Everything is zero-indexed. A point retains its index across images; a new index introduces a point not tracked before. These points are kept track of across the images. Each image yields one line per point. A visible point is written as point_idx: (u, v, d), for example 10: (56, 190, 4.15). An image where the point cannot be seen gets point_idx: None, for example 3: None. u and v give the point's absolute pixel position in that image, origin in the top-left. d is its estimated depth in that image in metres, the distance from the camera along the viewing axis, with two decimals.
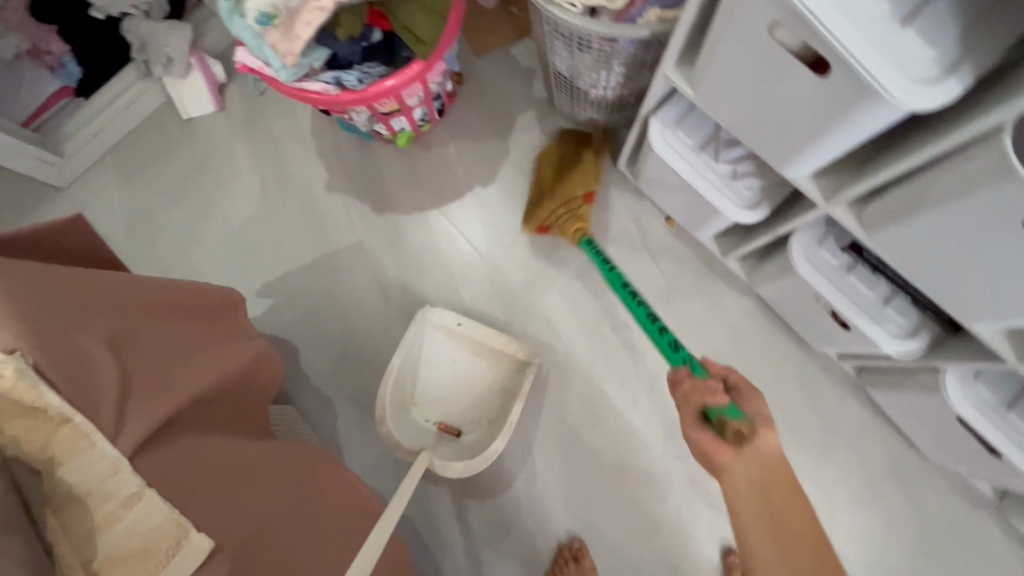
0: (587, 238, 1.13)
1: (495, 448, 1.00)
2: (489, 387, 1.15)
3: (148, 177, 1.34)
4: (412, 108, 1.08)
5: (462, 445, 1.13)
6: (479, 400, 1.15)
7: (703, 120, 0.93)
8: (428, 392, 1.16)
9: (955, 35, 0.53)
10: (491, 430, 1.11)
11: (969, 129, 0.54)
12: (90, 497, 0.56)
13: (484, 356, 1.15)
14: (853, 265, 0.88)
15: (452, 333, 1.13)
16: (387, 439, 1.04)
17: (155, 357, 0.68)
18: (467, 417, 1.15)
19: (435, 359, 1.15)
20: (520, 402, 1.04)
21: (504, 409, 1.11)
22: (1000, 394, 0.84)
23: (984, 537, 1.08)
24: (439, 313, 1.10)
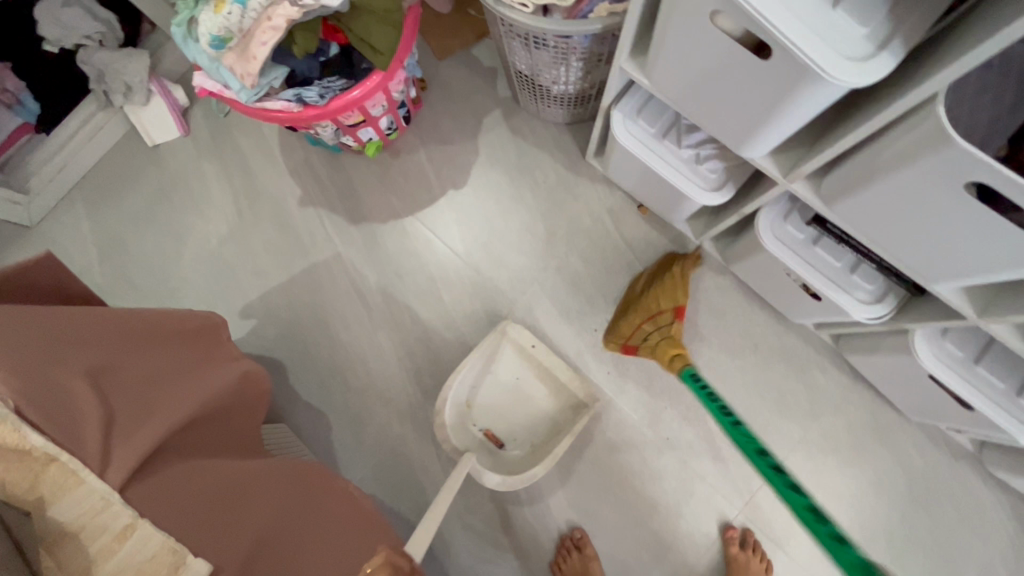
0: (689, 368, 1.07)
1: (535, 473, 1.05)
2: (543, 415, 1.17)
3: (117, 207, 1.33)
4: (377, 118, 1.08)
5: (501, 456, 1.14)
6: (530, 422, 1.17)
7: (662, 108, 0.96)
8: (484, 398, 1.17)
9: (884, 10, 0.56)
10: (535, 457, 1.13)
11: (907, 98, 0.57)
12: (83, 533, 0.57)
13: (547, 381, 1.17)
14: (818, 237, 0.90)
15: (524, 354, 1.16)
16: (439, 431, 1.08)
17: (138, 387, 0.69)
18: (513, 435, 1.17)
19: (501, 371, 1.18)
20: (570, 437, 1.07)
21: (553, 440, 1.13)
22: (966, 350, 0.87)
23: (966, 488, 1.12)
24: (517, 330, 1.14)
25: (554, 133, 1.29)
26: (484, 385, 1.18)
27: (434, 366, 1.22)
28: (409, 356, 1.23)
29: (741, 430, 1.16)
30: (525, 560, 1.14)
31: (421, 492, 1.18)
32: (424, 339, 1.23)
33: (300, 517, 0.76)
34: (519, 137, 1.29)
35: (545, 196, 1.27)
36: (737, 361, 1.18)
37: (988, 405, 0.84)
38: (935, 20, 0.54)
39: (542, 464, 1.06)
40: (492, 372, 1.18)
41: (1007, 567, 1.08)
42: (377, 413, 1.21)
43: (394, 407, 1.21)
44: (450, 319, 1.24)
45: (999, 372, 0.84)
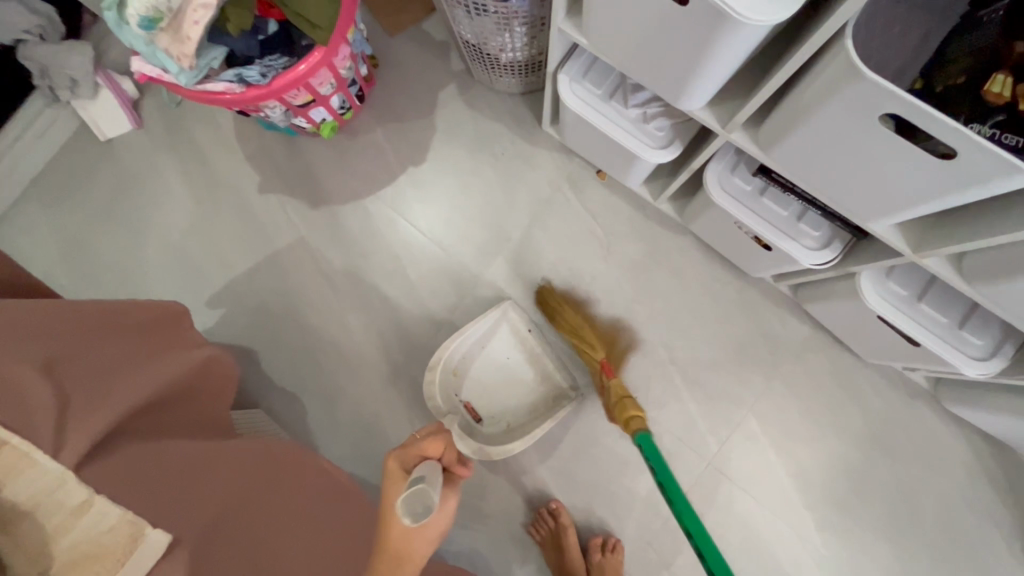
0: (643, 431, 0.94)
1: (510, 448, 1.10)
2: (527, 397, 1.19)
3: (75, 205, 1.31)
4: (326, 97, 1.09)
5: (480, 429, 1.17)
6: (513, 400, 1.19)
7: (609, 69, 0.96)
8: (473, 372, 1.19)
9: None
10: (511, 437, 1.16)
11: (823, 30, 0.58)
12: (38, 511, 0.55)
13: (535, 368, 1.18)
14: (765, 187, 0.92)
15: (519, 336, 1.18)
16: (427, 386, 1.14)
17: (91, 374, 0.69)
18: (493, 414, 1.19)
19: (494, 350, 1.19)
20: (550, 422, 1.10)
21: (533, 422, 1.16)
22: (910, 288, 0.89)
23: (925, 425, 1.16)
24: (517, 311, 1.16)
25: (510, 104, 1.29)
26: (476, 360, 1.19)
27: (405, 342, 1.23)
28: (379, 334, 1.24)
29: (707, 385, 1.19)
30: (501, 524, 1.17)
31: None
32: (393, 317, 1.24)
33: (264, 499, 0.77)
34: (476, 111, 1.29)
35: (504, 167, 1.27)
36: (700, 319, 1.21)
37: (930, 339, 0.87)
38: None
39: (521, 441, 1.10)
40: (485, 349, 1.19)
41: (965, 496, 1.13)
42: (350, 392, 1.22)
43: (367, 385, 1.22)
44: (417, 297, 1.25)
45: (940, 307, 0.88)
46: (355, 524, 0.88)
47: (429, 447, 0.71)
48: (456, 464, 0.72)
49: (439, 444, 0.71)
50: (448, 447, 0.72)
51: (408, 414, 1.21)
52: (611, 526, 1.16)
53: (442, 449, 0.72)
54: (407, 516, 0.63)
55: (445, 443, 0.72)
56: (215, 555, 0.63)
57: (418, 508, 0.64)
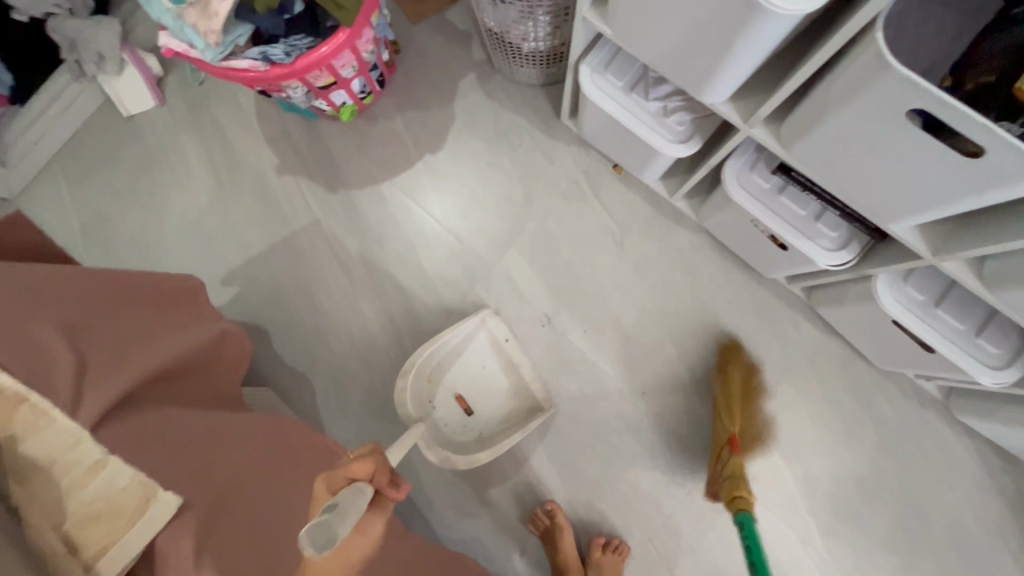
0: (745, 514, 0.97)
1: (479, 458, 1.09)
2: (501, 407, 1.18)
3: (96, 179, 1.33)
4: (348, 80, 1.10)
5: (452, 437, 1.15)
6: (487, 410, 1.18)
7: (631, 60, 0.95)
8: (448, 381, 1.17)
9: None
10: (482, 447, 1.14)
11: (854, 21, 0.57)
12: (56, 467, 0.56)
13: (511, 378, 1.18)
14: (783, 186, 0.91)
15: (496, 347, 1.17)
16: (399, 392, 1.10)
17: (108, 341, 0.70)
18: (466, 421, 1.17)
19: (470, 359, 1.18)
20: (521, 433, 1.11)
21: (504, 432, 1.15)
22: (927, 293, 0.88)
23: (936, 436, 1.15)
24: (496, 321, 1.16)
25: (530, 96, 1.29)
26: (452, 369, 1.18)
27: (415, 329, 1.24)
28: (390, 319, 1.24)
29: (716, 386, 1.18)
30: (502, 515, 1.17)
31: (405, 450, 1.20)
32: (405, 303, 1.25)
33: (277, 467, 0.77)
34: (495, 102, 1.29)
35: (522, 159, 1.27)
36: (712, 319, 1.20)
37: (947, 346, 0.86)
38: None
39: (489, 452, 1.10)
40: (462, 357, 1.18)
41: (973, 509, 1.12)
42: (359, 376, 1.23)
43: (376, 369, 1.23)
44: (429, 284, 1.25)
45: (958, 314, 0.86)
46: None
47: (356, 470, 0.61)
48: (388, 487, 0.64)
49: (367, 466, 0.62)
50: (380, 471, 0.63)
51: None
52: (613, 521, 1.16)
53: (371, 472, 0.62)
54: (308, 550, 0.52)
55: (374, 465, 0.62)
56: (225, 518, 0.64)
57: (322, 539, 0.52)
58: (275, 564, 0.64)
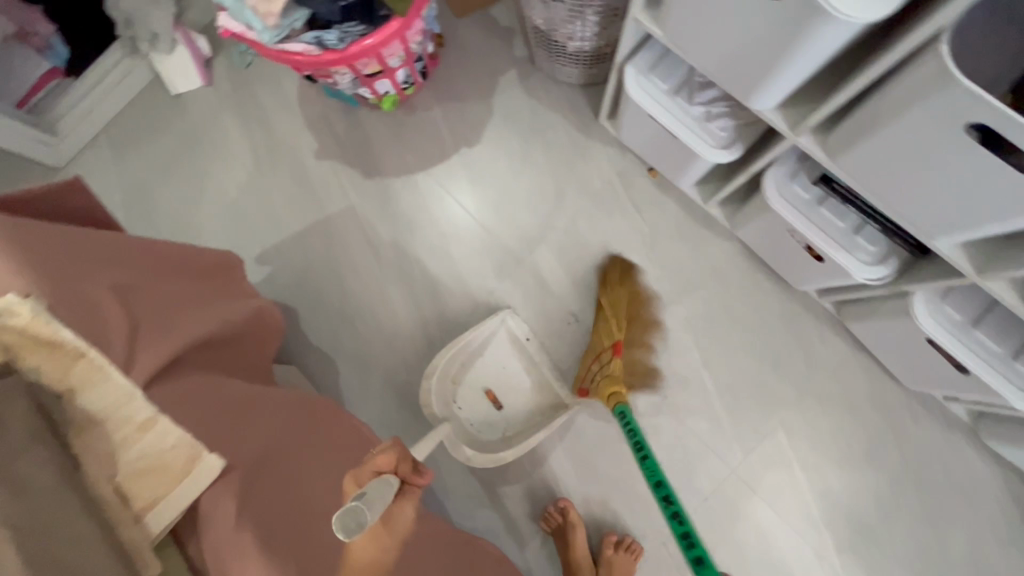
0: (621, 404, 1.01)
1: (506, 456, 1.11)
2: (526, 403, 1.19)
3: (141, 153, 1.36)
4: (394, 70, 1.12)
5: (478, 436, 1.17)
6: (513, 411, 1.19)
7: (677, 64, 0.97)
8: (471, 381, 1.20)
9: None
10: (507, 445, 1.16)
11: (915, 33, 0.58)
12: (108, 422, 0.58)
13: (533, 374, 1.19)
14: (824, 197, 0.91)
15: (517, 346, 1.19)
16: (423, 394, 1.14)
17: (157, 305, 0.73)
18: (492, 422, 1.18)
19: (492, 359, 1.20)
20: (546, 431, 1.12)
21: (530, 429, 1.17)
22: (965, 313, 0.88)
23: (960, 460, 1.13)
24: (515, 319, 1.18)
25: (569, 95, 1.30)
26: (473, 370, 1.20)
27: (441, 318, 1.25)
28: (417, 307, 1.26)
29: (738, 394, 1.18)
30: (516, 509, 1.18)
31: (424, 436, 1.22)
32: (433, 292, 1.26)
33: (314, 434, 0.78)
34: (534, 99, 1.30)
35: (556, 156, 1.28)
36: (738, 326, 1.20)
37: (984, 368, 0.85)
38: None
39: (514, 449, 1.12)
40: (484, 358, 1.20)
41: (995, 536, 1.10)
42: (383, 360, 1.25)
43: (401, 354, 1.25)
44: (458, 274, 1.26)
45: (996, 336, 0.86)
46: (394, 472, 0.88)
47: (380, 459, 0.60)
48: (412, 474, 0.62)
49: (390, 456, 0.61)
50: (403, 459, 0.62)
51: None
52: (627, 522, 1.16)
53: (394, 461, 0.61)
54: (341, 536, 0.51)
55: (397, 454, 0.61)
56: (266, 483, 0.65)
57: (354, 524, 0.52)
58: (315, 529, 0.65)
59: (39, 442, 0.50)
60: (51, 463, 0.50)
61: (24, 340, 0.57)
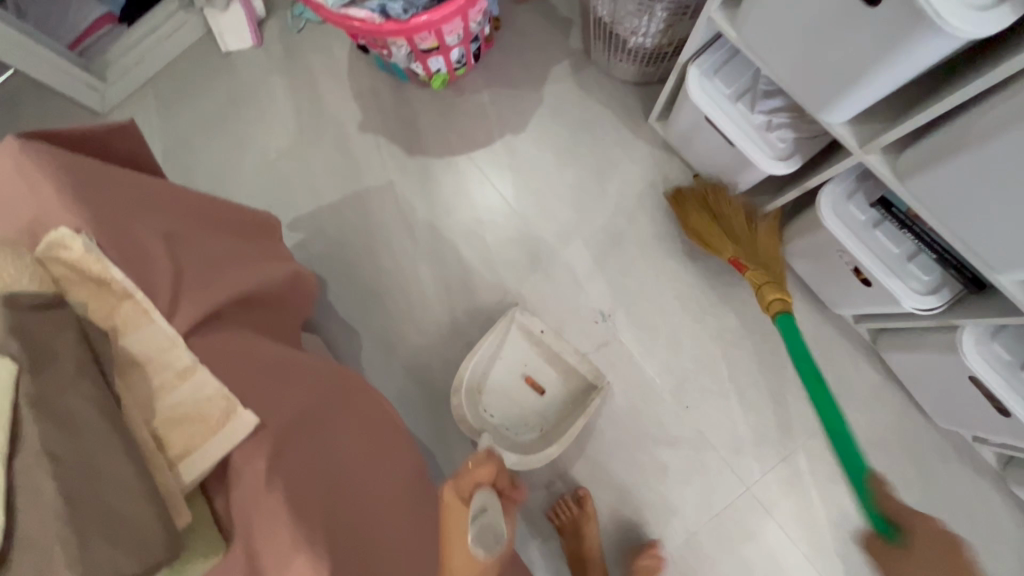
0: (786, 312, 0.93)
1: (550, 452, 1.08)
2: (553, 397, 1.18)
3: (186, 107, 1.36)
4: (450, 47, 1.11)
5: (515, 439, 1.14)
6: (540, 407, 1.18)
7: (742, 70, 0.95)
8: (494, 387, 1.18)
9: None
10: (545, 441, 1.13)
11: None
12: (149, 365, 0.58)
13: (556, 366, 1.18)
14: (880, 221, 0.89)
15: (533, 339, 1.16)
16: (457, 411, 1.11)
17: (201, 256, 0.72)
18: (526, 418, 1.18)
19: (511, 355, 1.19)
20: (586, 417, 1.08)
21: (566, 421, 1.14)
22: (1015, 354, 0.85)
23: (984, 505, 1.10)
24: (526, 316, 1.14)
25: (621, 92, 1.28)
26: (496, 368, 1.19)
27: (469, 303, 1.24)
28: (446, 289, 1.25)
29: (762, 411, 1.16)
30: (524, 501, 1.17)
31: (439, 419, 1.21)
32: (463, 276, 1.25)
33: (346, 403, 0.76)
34: (585, 92, 1.28)
35: (602, 152, 1.27)
36: (769, 343, 1.18)
37: None
38: None
39: (559, 444, 1.09)
40: (503, 357, 1.19)
41: None
42: (407, 338, 1.24)
43: (425, 334, 1.24)
44: (490, 260, 1.25)
45: None
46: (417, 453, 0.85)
47: (481, 474, 0.72)
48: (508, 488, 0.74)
49: (486, 468, 0.72)
50: (499, 473, 0.74)
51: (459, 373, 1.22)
52: (635, 528, 1.14)
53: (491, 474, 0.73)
54: (479, 543, 0.66)
55: (494, 469, 0.73)
56: (298, 445, 0.63)
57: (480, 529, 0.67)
58: (341, 498, 0.63)
59: (84, 377, 0.50)
60: (96, 399, 0.49)
61: (75, 277, 0.58)
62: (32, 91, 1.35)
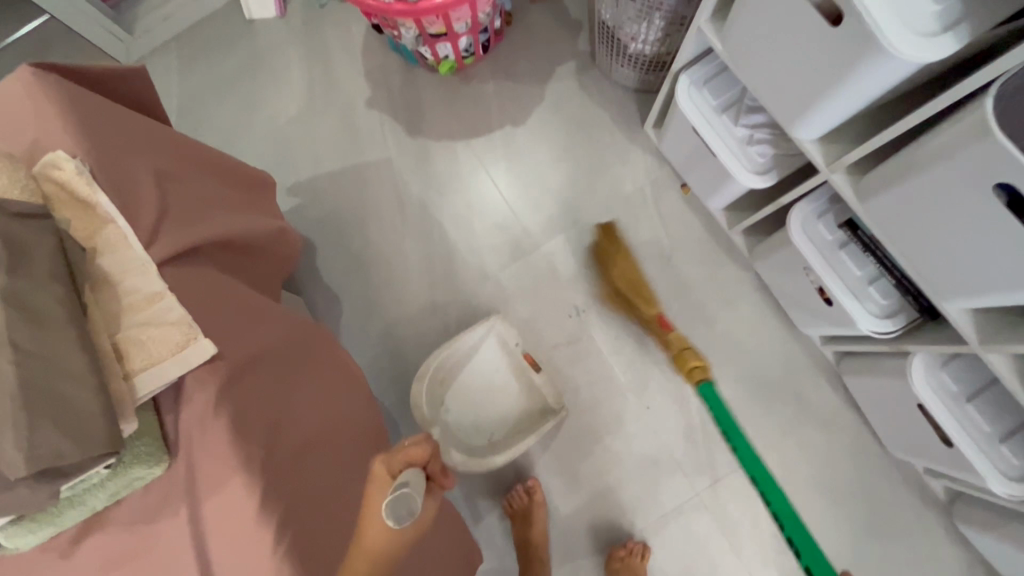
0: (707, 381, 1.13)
1: (491, 462, 1.11)
2: (510, 410, 1.20)
3: (205, 67, 1.42)
4: (458, 35, 1.16)
5: (465, 439, 1.18)
6: (497, 418, 1.20)
7: (731, 84, 0.98)
8: (459, 386, 1.21)
9: (940, 18, 0.57)
10: (491, 451, 1.17)
11: (974, 78, 0.58)
12: (121, 286, 0.62)
13: (522, 381, 1.20)
14: (846, 242, 0.91)
15: (505, 349, 1.19)
16: (415, 396, 1.14)
17: (188, 197, 0.76)
18: (479, 425, 1.20)
19: (482, 360, 1.21)
20: (534, 437, 1.11)
21: (515, 437, 1.17)
22: (962, 386, 0.88)
23: (929, 538, 1.11)
24: (503, 327, 1.17)
25: (621, 98, 1.31)
26: (467, 367, 1.21)
27: (450, 283, 1.28)
28: (429, 267, 1.29)
29: (721, 420, 1.18)
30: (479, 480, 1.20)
31: (407, 392, 1.24)
32: (447, 256, 1.29)
33: (303, 354, 0.79)
34: (586, 93, 1.32)
35: (596, 153, 1.30)
36: (735, 356, 1.20)
37: (967, 443, 0.85)
38: (992, 25, 0.56)
39: (503, 456, 1.12)
40: (475, 361, 1.21)
41: None
42: (386, 310, 1.28)
43: (404, 309, 1.28)
44: (475, 245, 1.29)
45: (987, 415, 0.86)
46: (372, 413, 0.89)
47: (414, 453, 0.61)
48: (441, 475, 0.63)
49: (423, 448, 0.61)
50: (436, 455, 0.62)
51: (432, 349, 1.25)
52: (583, 519, 1.17)
53: (427, 456, 0.61)
54: (392, 521, 0.57)
55: (431, 451, 0.61)
56: (248, 382, 0.67)
57: (402, 512, 0.57)
58: (281, 438, 0.66)
59: (57, 283, 0.54)
60: (65, 304, 0.54)
61: (66, 197, 0.63)
62: (61, 36, 1.41)
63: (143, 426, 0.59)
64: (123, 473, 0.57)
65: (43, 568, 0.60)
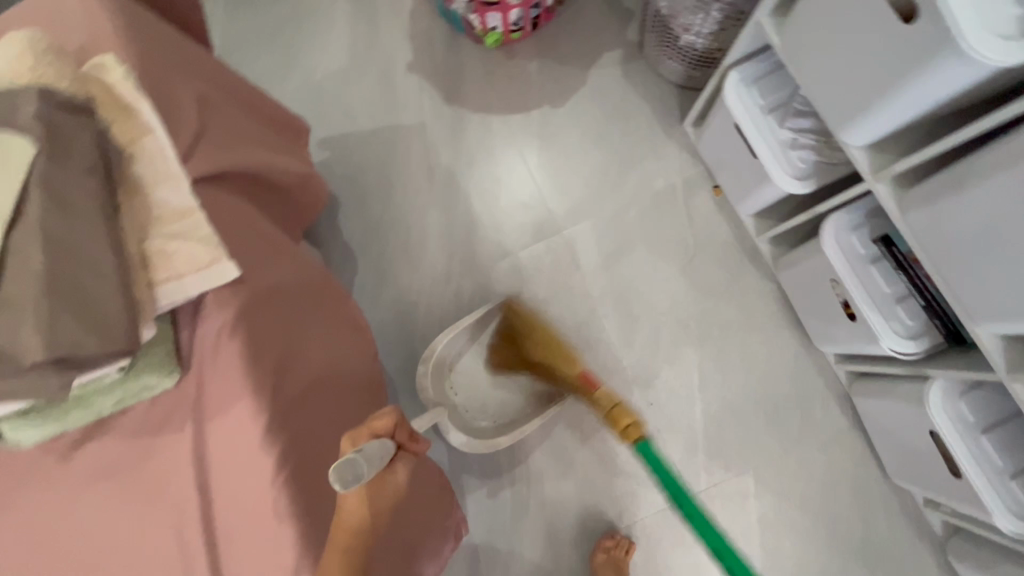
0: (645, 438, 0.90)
1: (499, 442, 1.11)
2: (517, 391, 1.19)
3: (250, 13, 1.41)
4: (510, 6, 1.16)
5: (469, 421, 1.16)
6: (503, 399, 1.19)
7: (780, 86, 0.96)
8: (466, 365, 1.19)
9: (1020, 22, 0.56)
10: (497, 432, 1.15)
11: None
12: (151, 197, 0.61)
13: None
14: (879, 257, 0.89)
15: None
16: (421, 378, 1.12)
17: (225, 125, 0.75)
18: (485, 404, 1.18)
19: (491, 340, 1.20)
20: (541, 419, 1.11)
21: (523, 420, 1.16)
22: (978, 417, 0.86)
23: (920, 570, 1.10)
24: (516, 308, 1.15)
25: (663, 92, 1.30)
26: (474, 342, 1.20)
27: (468, 255, 1.27)
28: (450, 237, 1.28)
29: (725, 426, 1.17)
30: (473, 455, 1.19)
31: (412, 358, 1.23)
32: (469, 228, 1.28)
33: (317, 298, 0.78)
34: (628, 83, 1.31)
35: (631, 144, 1.29)
36: (746, 364, 1.19)
37: (977, 475, 0.84)
38: None
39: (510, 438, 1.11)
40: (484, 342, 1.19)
41: None
42: (400, 275, 1.27)
43: (419, 276, 1.27)
44: (498, 221, 1.28)
45: (1000, 448, 0.84)
46: (375, 369, 0.87)
47: (379, 424, 0.58)
48: (410, 442, 0.60)
49: (390, 420, 0.58)
50: (401, 425, 0.59)
51: (442, 318, 1.24)
52: (574, 507, 1.16)
53: (393, 425, 0.58)
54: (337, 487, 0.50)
55: (397, 420, 0.59)
56: (263, 314, 0.65)
57: (351, 476, 0.51)
58: (288, 374, 0.65)
59: (93, 181, 0.54)
60: (98, 202, 0.53)
61: (109, 101, 0.62)
62: None
63: (157, 338, 0.59)
64: (133, 379, 0.57)
65: (38, 470, 0.59)
